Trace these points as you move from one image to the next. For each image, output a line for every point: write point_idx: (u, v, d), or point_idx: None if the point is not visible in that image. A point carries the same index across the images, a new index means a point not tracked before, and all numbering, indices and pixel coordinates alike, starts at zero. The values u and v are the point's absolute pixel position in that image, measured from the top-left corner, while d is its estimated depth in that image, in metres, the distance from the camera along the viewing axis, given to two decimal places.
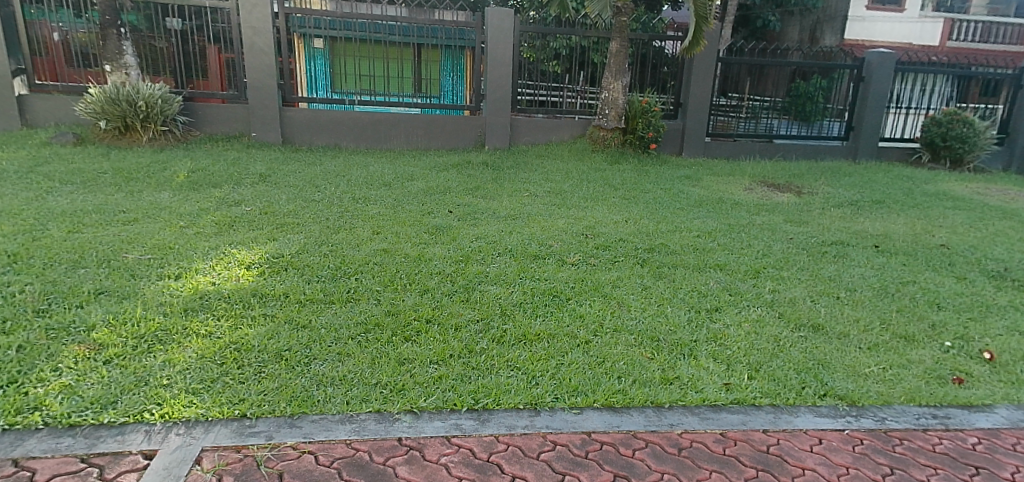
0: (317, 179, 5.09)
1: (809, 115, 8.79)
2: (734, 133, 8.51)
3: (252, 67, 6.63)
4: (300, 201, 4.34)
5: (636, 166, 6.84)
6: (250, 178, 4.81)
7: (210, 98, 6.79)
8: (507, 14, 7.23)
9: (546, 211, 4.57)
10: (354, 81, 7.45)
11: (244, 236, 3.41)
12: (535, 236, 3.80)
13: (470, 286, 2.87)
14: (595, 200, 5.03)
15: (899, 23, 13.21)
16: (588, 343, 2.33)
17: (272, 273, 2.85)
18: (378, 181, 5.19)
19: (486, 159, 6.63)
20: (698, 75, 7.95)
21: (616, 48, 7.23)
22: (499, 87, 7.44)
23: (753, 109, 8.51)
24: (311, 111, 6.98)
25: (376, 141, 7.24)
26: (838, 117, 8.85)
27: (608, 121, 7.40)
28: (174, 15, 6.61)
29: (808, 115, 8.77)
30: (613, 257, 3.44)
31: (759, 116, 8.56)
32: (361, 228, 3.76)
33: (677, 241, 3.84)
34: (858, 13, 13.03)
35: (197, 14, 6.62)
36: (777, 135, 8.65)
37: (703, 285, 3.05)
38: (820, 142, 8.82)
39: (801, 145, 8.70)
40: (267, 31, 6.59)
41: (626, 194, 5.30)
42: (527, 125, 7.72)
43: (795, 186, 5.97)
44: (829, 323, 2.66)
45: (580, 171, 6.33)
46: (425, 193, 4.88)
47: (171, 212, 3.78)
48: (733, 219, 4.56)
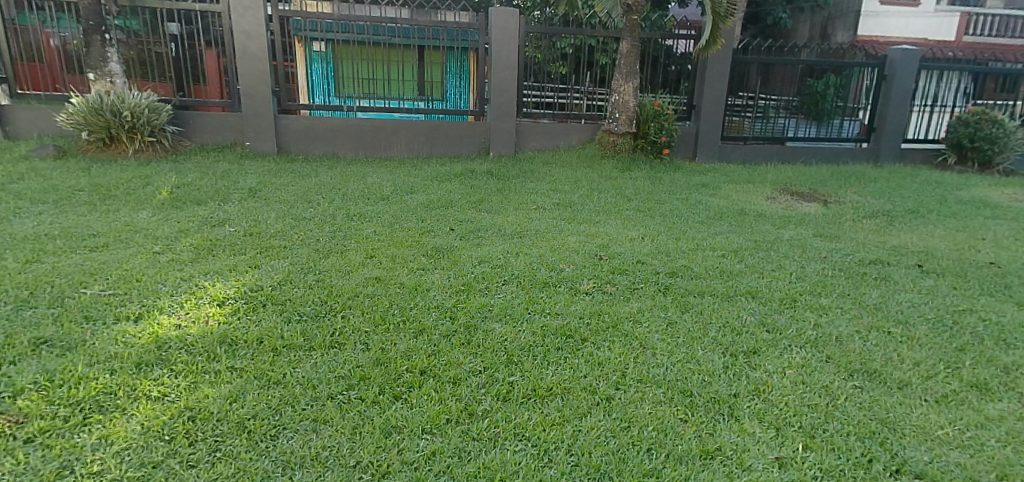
0: (310, 193, 4.77)
1: (822, 115, 8.40)
2: (746, 136, 8.11)
3: (245, 73, 6.31)
4: (290, 219, 4.03)
5: (649, 173, 6.48)
6: (238, 194, 4.50)
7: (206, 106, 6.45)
8: (512, 14, 6.89)
9: (555, 227, 4.22)
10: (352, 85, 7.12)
11: (222, 263, 3.10)
12: (544, 259, 3.46)
13: (472, 324, 2.53)
14: (608, 213, 4.68)
15: (914, 18, 12.74)
16: (610, 401, 1.98)
17: (247, 311, 2.53)
18: (375, 195, 4.86)
19: (491, 168, 6.29)
20: (712, 76, 7.56)
21: (627, 49, 6.86)
22: (503, 91, 7.11)
23: (763, 109, 8.12)
24: (307, 118, 6.65)
25: (376, 149, 6.92)
26: (854, 116, 8.40)
27: (618, 125, 7.01)
28: (170, 20, 6.30)
29: (820, 115, 8.40)
30: (632, 283, 3.09)
31: (770, 116, 8.17)
32: (353, 252, 3.43)
33: (700, 262, 3.49)
34: (873, 8, 12.58)
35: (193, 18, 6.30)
36: (789, 137, 8.25)
37: (735, 319, 2.69)
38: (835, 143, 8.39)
39: (816, 147, 8.28)
40: (259, 35, 6.26)
41: (640, 206, 4.96)
42: (534, 130, 7.38)
43: (820, 194, 5.59)
44: (886, 369, 2.30)
45: (590, 180, 5.98)
46: (425, 208, 4.55)
47: (147, 235, 3.47)
48: (758, 234, 4.20)
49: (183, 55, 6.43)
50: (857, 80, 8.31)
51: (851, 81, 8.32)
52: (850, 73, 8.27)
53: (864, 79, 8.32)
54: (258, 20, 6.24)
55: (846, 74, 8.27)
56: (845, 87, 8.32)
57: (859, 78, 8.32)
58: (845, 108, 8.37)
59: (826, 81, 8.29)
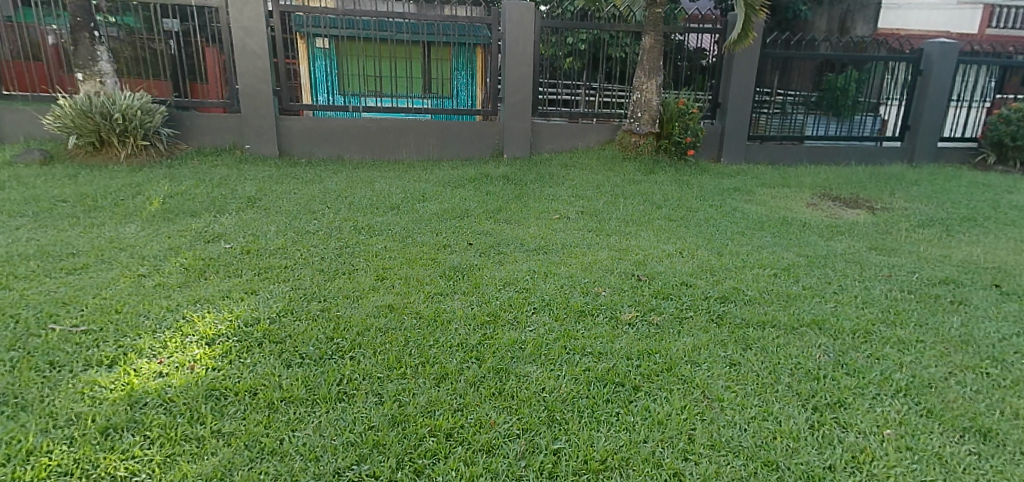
0: (315, 201, 4.41)
1: (841, 110, 7.95)
2: (763, 134, 7.66)
3: (246, 72, 5.94)
4: (291, 232, 3.67)
5: (674, 176, 6.09)
6: (236, 204, 4.15)
7: (211, 108, 6.10)
8: (527, 8, 6.52)
9: (583, 241, 3.85)
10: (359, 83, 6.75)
11: (213, 289, 2.74)
12: (575, 280, 3.08)
13: (503, 368, 2.16)
14: (637, 224, 4.31)
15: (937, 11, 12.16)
16: (680, 478, 1.62)
17: (239, 352, 2.16)
18: (385, 203, 4.50)
19: (507, 171, 5.92)
20: (736, 72, 7.14)
21: (650, 44, 6.46)
22: (518, 90, 6.74)
23: (782, 104, 7.66)
24: (310, 120, 6.30)
25: (384, 152, 6.58)
26: (872, 112, 7.98)
27: (640, 125, 6.62)
28: (172, 15, 5.98)
29: (840, 111, 7.94)
30: (678, 312, 2.70)
31: (788, 112, 7.71)
32: (362, 273, 3.07)
33: (750, 283, 3.10)
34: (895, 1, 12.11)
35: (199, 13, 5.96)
36: (808, 135, 7.78)
37: (807, 359, 2.31)
38: (855, 141, 7.95)
39: (836, 145, 7.84)
40: (260, 32, 5.89)
41: (672, 214, 4.57)
42: (551, 130, 7.01)
43: (863, 200, 5.18)
44: (1002, 427, 1.92)
45: (612, 184, 5.61)
46: (438, 219, 4.18)
47: (133, 253, 3.12)
48: (807, 248, 3.80)
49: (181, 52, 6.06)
50: (874, 76, 7.76)
51: (870, 77, 7.77)
52: (871, 68, 7.72)
53: (886, 75, 7.80)
54: (259, 16, 5.86)
55: (866, 69, 7.72)
56: (864, 82, 7.78)
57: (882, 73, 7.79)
58: (860, 104, 7.92)
59: (846, 76, 7.83)
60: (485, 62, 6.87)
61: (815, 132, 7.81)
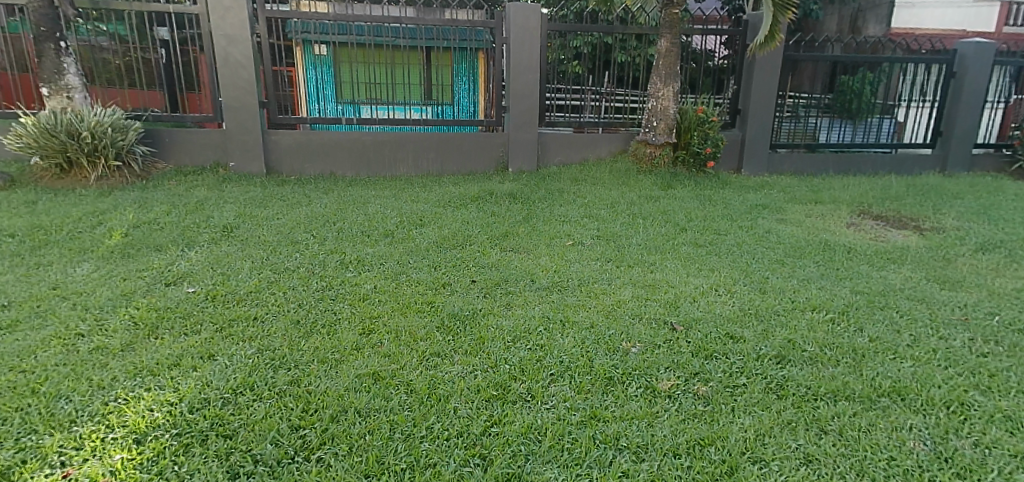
0: (299, 229, 3.94)
1: (857, 114, 7.31)
2: (778, 143, 7.11)
3: (229, 83, 5.47)
4: (267, 271, 3.19)
5: (695, 191, 5.61)
6: (209, 235, 3.68)
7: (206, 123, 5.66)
8: (533, 9, 6.04)
9: (603, 276, 3.36)
10: (353, 92, 6.30)
11: (161, 354, 2.26)
12: (599, 330, 2.59)
13: (514, 473, 1.68)
14: (661, 251, 3.82)
15: (952, 8, 11.43)
16: None
17: (176, 454, 1.71)
18: (378, 230, 4.03)
19: (513, 188, 5.45)
20: (757, 76, 6.65)
21: (666, 48, 5.96)
22: (524, 99, 6.27)
23: (793, 107, 7.09)
24: (299, 134, 5.84)
25: (380, 168, 6.12)
26: (891, 114, 7.38)
27: (657, 136, 6.10)
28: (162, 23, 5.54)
29: (856, 114, 7.30)
30: (728, 379, 2.21)
31: (800, 115, 7.12)
32: (344, 327, 2.58)
33: (807, 335, 2.61)
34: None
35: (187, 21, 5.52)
36: (819, 143, 7.25)
37: (901, 454, 1.83)
38: (866, 147, 7.34)
39: (851, 152, 7.30)
40: (244, 40, 5.41)
41: (700, 239, 4.07)
42: (559, 141, 6.54)
43: (907, 218, 4.68)
44: None
45: (628, 202, 5.13)
46: (437, 249, 3.70)
47: (75, 303, 2.65)
48: (861, 282, 3.31)
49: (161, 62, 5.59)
50: (889, 78, 7.13)
51: (883, 79, 7.14)
52: (885, 70, 7.09)
53: (902, 76, 7.18)
54: (242, 23, 5.37)
55: (880, 70, 7.09)
56: (880, 83, 7.18)
57: (903, 74, 7.16)
58: (874, 105, 7.27)
59: (860, 77, 7.12)
60: (487, 69, 6.38)
61: (830, 139, 7.29)
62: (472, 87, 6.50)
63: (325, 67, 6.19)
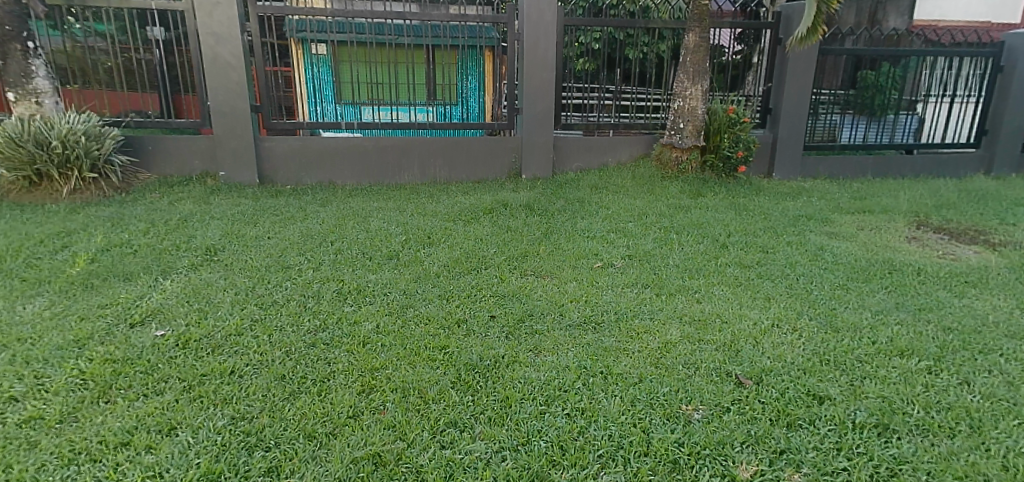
0: (292, 250, 3.50)
1: (878, 109, 6.76)
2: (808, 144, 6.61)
3: (218, 86, 5.00)
4: (251, 305, 2.74)
5: (727, 200, 5.13)
6: (187, 259, 3.24)
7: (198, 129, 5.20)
8: (548, 2, 5.57)
9: (642, 307, 2.89)
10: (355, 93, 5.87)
11: (109, 428, 1.80)
12: (649, 386, 2.13)
13: None
14: (703, 274, 3.34)
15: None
16: None
17: None
18: (381, 250, 3.58)
19: (529, 198, 4.99)
20: (789, 72, 6.18)
21: (695, 43, 5.48)
22: (539, 99, 5.80)
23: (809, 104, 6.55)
24: (296, 140, 5.39)
25: (383, 176, 5.68)
26: (913, 110, 6.83)
27: (684, 139, 5.64)
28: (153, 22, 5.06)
29: (876, 110, 6.76)
30: (824, 461, 1.75)
31: (818, 112, 6.60)
32: (339, 383, 2.12)
33: (905, 393, 2.13)
34: None
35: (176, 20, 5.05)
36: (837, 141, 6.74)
37: None
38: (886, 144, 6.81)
39: (871, 151, 6.78)
40: (234, 38, 4.93)
41: (746, 258, 3.59)
42: (576, 145, 6.07)
43: (974, 231, 4.18)
44: None
45: (656, 213, 4.67)
46: (449, 274, 3.24)
47: (13, 354, 2.20)
48: (947, 315, 2.82)
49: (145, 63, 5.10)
50: (912, 73, 6.62)
51: (906, 73, 6.61)
52: (908, 64, 6.56)
53: (927, 69, 6.62)
54: (232, 20, 4.90)
55: (904, 64, 6.55)
56: (902, 78, 6.64)
57: (933, 66, 6.61)
58: (897, 102, 6.72)
59: (883, 72, 6.60)
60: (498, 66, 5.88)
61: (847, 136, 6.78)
62: (478, 87, 5.98)
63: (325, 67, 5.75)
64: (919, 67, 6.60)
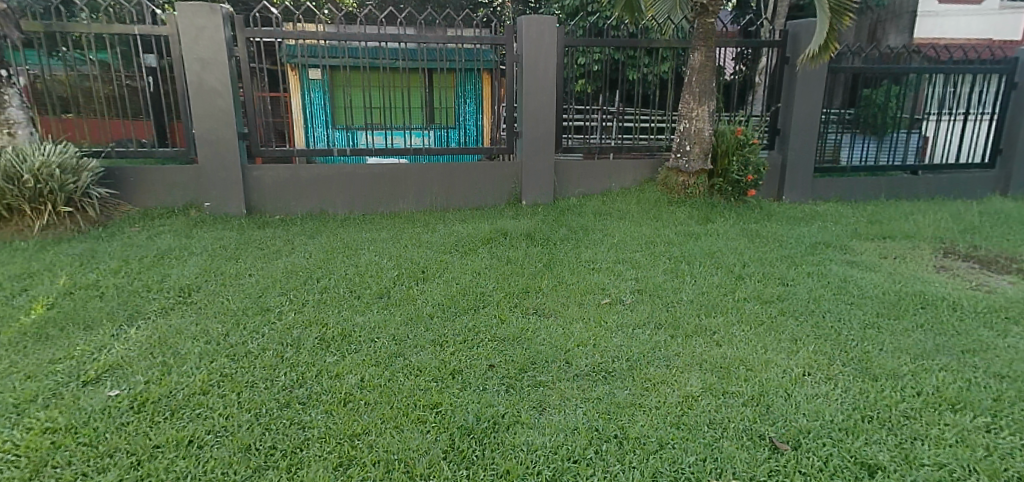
0: (274, 289, 3.23)
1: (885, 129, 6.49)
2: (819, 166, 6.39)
3: (203, 113, 4.77)
4: (222, 357, 2.46)
5: (738, 226, 4.87)
6: (157, 302, 2.97)
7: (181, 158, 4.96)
8: (548, 22, 5.39)
9: (657, 351, 2.61)
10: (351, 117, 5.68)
11: None
12: (670, 455, 1.85)
13: None
14: (720, 311, 3.07)
15: (976, 17, 10.77)
16: None
17: None
18: (370, 288, 3.32)
19: (529, 227, 4.74)
20: (797, 92, 5.97)
21: (699, 62, 5.30)
22: (539, 123, 5.59)
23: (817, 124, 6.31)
24: (285, 169, 5.16)
25: (377, 204, 5.44)
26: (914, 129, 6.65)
27: (691, 163, 5.41)
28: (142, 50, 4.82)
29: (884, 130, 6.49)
30: None
31: (826, 132, 6.37)
32: (312, 454, 1.85)
33: (965, 459, 1.84)
34: (931, 8, 10.71)
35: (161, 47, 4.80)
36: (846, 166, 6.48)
37: None
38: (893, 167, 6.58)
39: (880, 176, 6.52)
40: (220, 63, 4.72)
41: (766, 292, 3.31)
42: (578, 169, 5.84)
43: (1005, 258, 3.91)
44: None
45: (664, 241, 4.41)
46: (443, 315, 2.96)
47: None
48: (995, 359, 2.54)
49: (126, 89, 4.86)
50: (913, 91, 6.44)
51: (907, 91, 6.40)
52: (909, 81, 6.36)
53: (935, 86, 6.41)
54: (219, 45, 4.69)
55: (904, 81, 6.33)
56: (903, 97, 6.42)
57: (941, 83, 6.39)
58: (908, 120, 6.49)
59: (883, 90, 6.37)
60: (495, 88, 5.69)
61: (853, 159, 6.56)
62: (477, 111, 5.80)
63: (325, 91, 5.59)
64: (921, 84, 6.43)
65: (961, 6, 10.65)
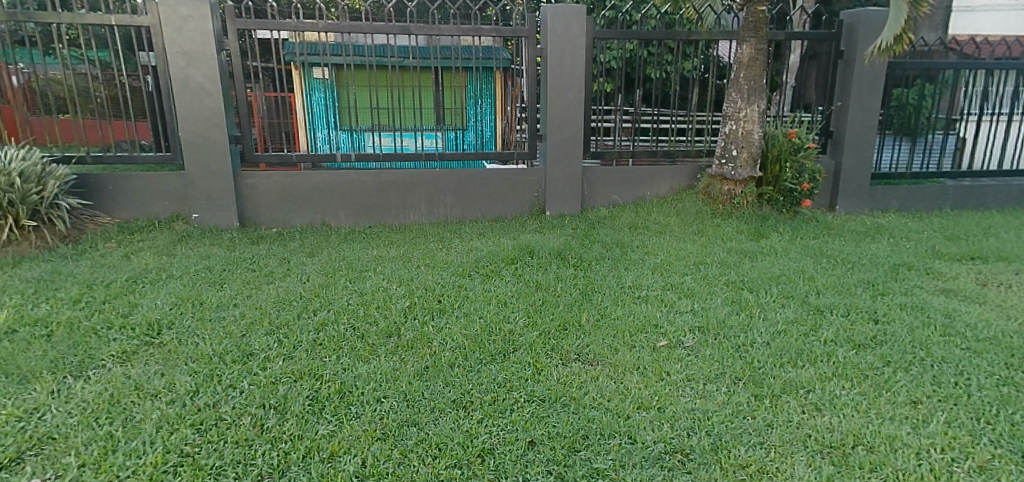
0: (260, 326, 2.69)
1: (919, 130, 5.79)
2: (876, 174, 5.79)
3: (190, 113, 4.26)
4: (184, 428, 1.91)
5: (796, 243, 4.28)
6: (117, 345, 2.41)
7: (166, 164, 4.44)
8: (576, 13, 4.83)
9: (743, 421, 2.02)
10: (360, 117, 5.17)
11: None
12: None
13: None
14: (806, 359, 2.49)
15: (1017, 12, 10.02)
16: None
17: None
18: (376, 324, 2.76)
19: (559, 243, 4.17)
20: (853, 90, 5.37)
21: (748, 56, 4.71)
22: (566, 125, 5.02)
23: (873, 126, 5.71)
24: (285, 177, 4.64)
25: (386, 215, 4.90)
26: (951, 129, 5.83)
27: (738, 170, 4.82)
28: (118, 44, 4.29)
29: (917, 131, 5.79)
30: None
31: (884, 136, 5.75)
32: None
33: None
34: (968, 3, 10.03)
35: (140, 39, 4.27)
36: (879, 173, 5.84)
37: None
38: (932, 174, 5.89)
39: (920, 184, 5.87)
40: (209, 58, 4.20)
41: (855, 333, 2.73)
42: (607, 177, 5.27)
43: None
44: None
45: (718, 261, 3.81)
46: (466, 363, 2.39)
47: None
48: None
49: (102, 85, 4.34)
50: (952, 90, 5.64)
51: (946, 90, 5.65)
52: (947, 79, 5.61)
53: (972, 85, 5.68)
54: (207, 37, 4.18)
55: (943, 80, 5.60)
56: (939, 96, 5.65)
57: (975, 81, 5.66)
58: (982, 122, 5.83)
59: (918, 90, 5.64)
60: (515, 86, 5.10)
61: (887, 166, 5.89)
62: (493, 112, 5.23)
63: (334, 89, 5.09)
64: (960, 83, 5.64)
65: (1001, 1, 9.92)
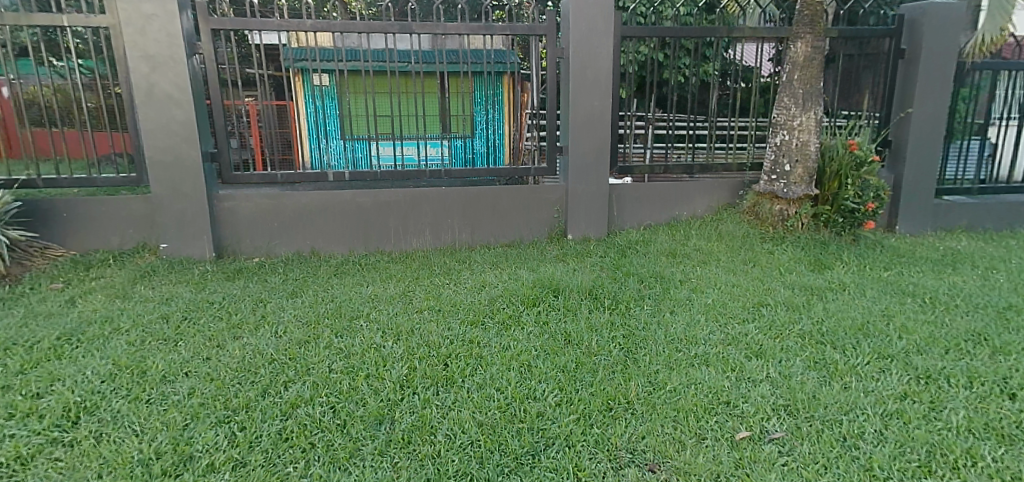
0: (211, 409, 2.07)
1: (991, 135, 5.12)
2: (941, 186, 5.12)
3: (155, 128, 3.66)
4: None
5: (867, 276, 3.62)
6: (11, 447, 1.82)
7: (124, 185, 3.81)
8: (603, 5, 4.19)
9: None
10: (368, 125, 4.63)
11: None
12: None
13: None
14: (943, 465, 1.84)
15: None
16: None
17: None
18: (367, 404, 2.12)
19: (587, 277, 3.53)
20: (917, 94, 4.69)
21: (804, 56, 4.05)
22: (592, 136, 4.38)
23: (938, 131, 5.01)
24: (267, 198, 4.03)
25: (385, 241, 4.28)
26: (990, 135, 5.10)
27: (792, 188, 4.19)
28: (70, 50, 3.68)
29: (989, 137, 5.12)
30: None
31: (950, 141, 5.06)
32: None
33: None
34: None
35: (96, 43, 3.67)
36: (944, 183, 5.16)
37: None
38: (1004, 186, 5.18)
39: (992, 197, 5.15)
40: (175, 63, 3.61)
41: (994, 417, 2.07)
42: (638, 195, 4.62)
43: None
44: None
45: (777, 303, 3.18)
46: (482, 476, 1.76)
47: None
48: None
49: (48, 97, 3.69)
50: (984, 94, 4.96)
51: (1003, 93, 4.99)
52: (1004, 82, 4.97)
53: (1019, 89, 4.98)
54: (174, 39, 3.58)
55: (1000, 81, 4.95)
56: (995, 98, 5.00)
57: None
58: None
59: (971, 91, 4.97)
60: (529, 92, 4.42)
61: (954, 175, 5.19)
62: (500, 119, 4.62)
63: (338, 96, 4.56)
64: (995, 86, 4.96)
65: None
